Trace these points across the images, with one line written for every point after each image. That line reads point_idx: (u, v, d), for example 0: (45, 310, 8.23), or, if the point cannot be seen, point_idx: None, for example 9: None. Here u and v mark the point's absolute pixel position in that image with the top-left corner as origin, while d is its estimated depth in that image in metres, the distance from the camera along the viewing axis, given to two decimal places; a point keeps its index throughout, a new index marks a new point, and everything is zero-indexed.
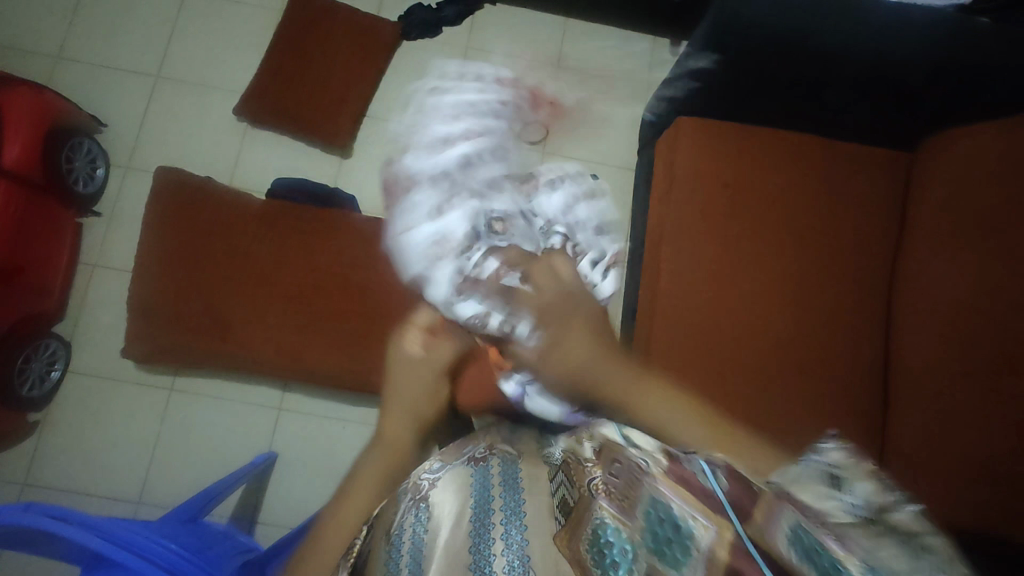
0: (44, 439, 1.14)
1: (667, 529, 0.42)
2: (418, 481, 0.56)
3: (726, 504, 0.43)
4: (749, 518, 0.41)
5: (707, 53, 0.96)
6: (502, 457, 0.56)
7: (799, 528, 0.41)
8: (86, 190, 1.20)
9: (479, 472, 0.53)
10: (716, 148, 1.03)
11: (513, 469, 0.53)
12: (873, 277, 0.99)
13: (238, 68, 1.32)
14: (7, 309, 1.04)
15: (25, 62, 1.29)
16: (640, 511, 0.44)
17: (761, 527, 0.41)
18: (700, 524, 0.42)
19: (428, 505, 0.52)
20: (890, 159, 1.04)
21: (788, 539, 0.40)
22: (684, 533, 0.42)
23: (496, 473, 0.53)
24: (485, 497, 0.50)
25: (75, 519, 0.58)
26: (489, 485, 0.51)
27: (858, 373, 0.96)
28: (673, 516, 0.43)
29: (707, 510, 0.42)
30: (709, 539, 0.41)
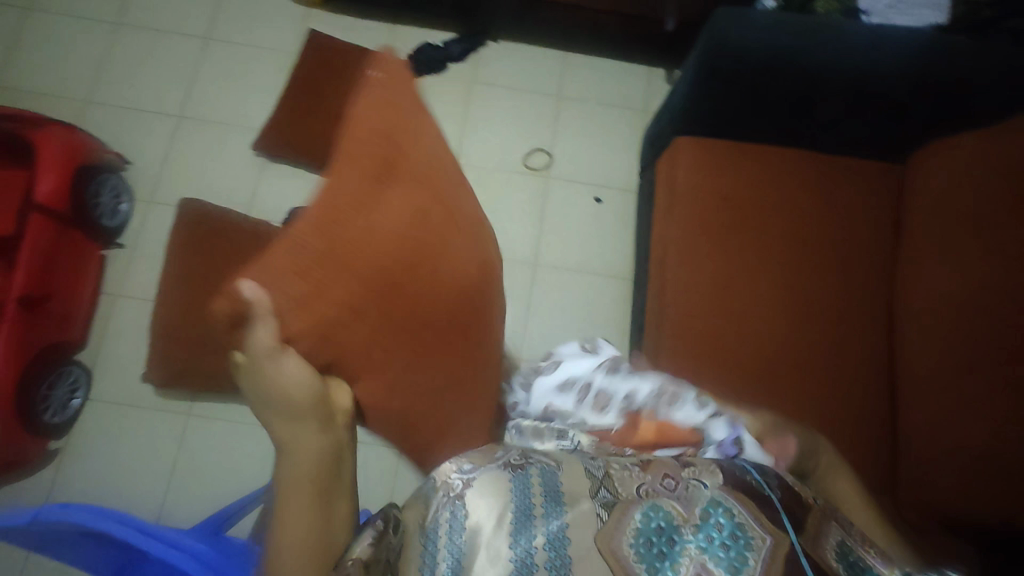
0: (64, 465, 1.15)
1: (724, 534, 0.44)
2: (449, 478, 0.53)
3: (781, 512, 0.47)
4: (802, 530, 0.46)
5: (700, 76, 1.02)
6: (542, 467, 0.52)
7: (844, 545, 0.47)
8: (110, 223, 1.25)
9: (517, 481, 0.50)
10: (712, 163, 1.08)
11: (557, 475, 0.51)
12: (872, 281, 1.02)
13: (256, 106, 1.39)
14: (34, 336, 1.08)
15: (57, 106, 1.36)
16: (698, 508, 0.46)
17: (813, 538, 0.46)
18: (756, 535, 0.44)
19: (462, 503, 0.49)
20: (880, 172, 1.09)
21: (835, 551, 0.46)
22: (742, 542, 0.43)
23: (535, 482, 0.50)
24: (526, 494, 0.49)
25: (134, 524, 0.60)
26: (528, 494, 0.49)
27: (862, 375, 0.97)
28: (733, 524, 0.45)
29: (767, 524, 0.45)
30: (767, 551, 0.43)
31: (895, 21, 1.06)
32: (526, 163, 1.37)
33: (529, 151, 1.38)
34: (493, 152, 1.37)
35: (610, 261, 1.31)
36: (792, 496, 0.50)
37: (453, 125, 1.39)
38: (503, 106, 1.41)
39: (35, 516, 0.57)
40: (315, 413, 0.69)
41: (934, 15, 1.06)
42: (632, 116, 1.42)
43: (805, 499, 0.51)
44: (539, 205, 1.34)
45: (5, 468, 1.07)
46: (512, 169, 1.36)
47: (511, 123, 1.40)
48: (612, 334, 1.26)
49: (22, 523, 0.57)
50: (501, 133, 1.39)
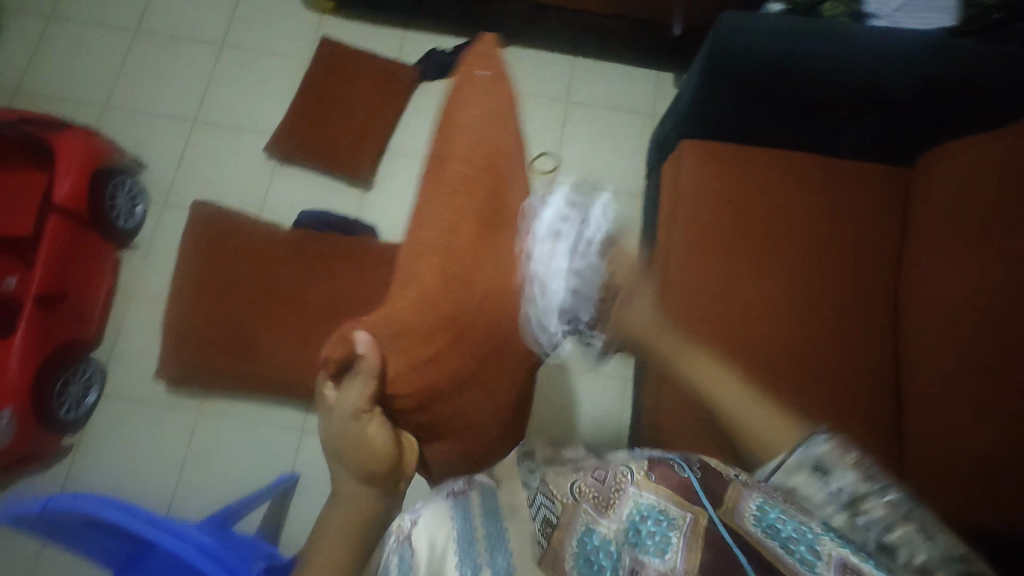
0: (77, 460, 1.18)
1: (652, 525, 0.50)
2: (402, 523, 0.59)
3: (700, 493, 0.53)
4: (720, 504, 0.52)
5: (705, 77, 1.01)
6: (480, 490, 0.63)
7: (762, 507, 0.52)
8: (126, 225, 1.28)
9: (456, 505, 0.60)
10: (715, 166, 1.08)
11: (493, 500, 0.61)
12: (877, 284, 1.01)
13: (268, 110, 1.42)
14: (51, 334, 1.10)
15: (77, 110, 1.40)
16: (624, 512, 0.52)
17: (730, 508, 0.52)
18: (679, 515, 0.51)
19: (413, 541, 0.56)
20: (886, 175, 1.08)
21: (752, 517, 0.51)
22: (665, 525, 0.50)
23: (474, 506, 0.60)
24: (467, 525, 0.57)
25: (141, 515, 0.62)
26: (468, 518, 0.58)
27: (868, 378, 0.96)
28: (655, 510, 0.51)
29: (684, 503, 0.52)
30: (687, 528, 0.50)
31: (902, 24, 1.06)
32: (534, 166, 1.38)
33: (537, 154, 1.39)
34: None
35: None
36: (711, 476, 0.55)
37: None
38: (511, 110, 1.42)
39: (45, 506, 0.58)
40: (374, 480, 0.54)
41: (943, 18, 1.05)
42: (639, 120, 1.42)
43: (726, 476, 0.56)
44: None
45: (21, 462, 1.10)
46: None
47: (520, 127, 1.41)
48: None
49: (32, 511, 0.58)
50: None
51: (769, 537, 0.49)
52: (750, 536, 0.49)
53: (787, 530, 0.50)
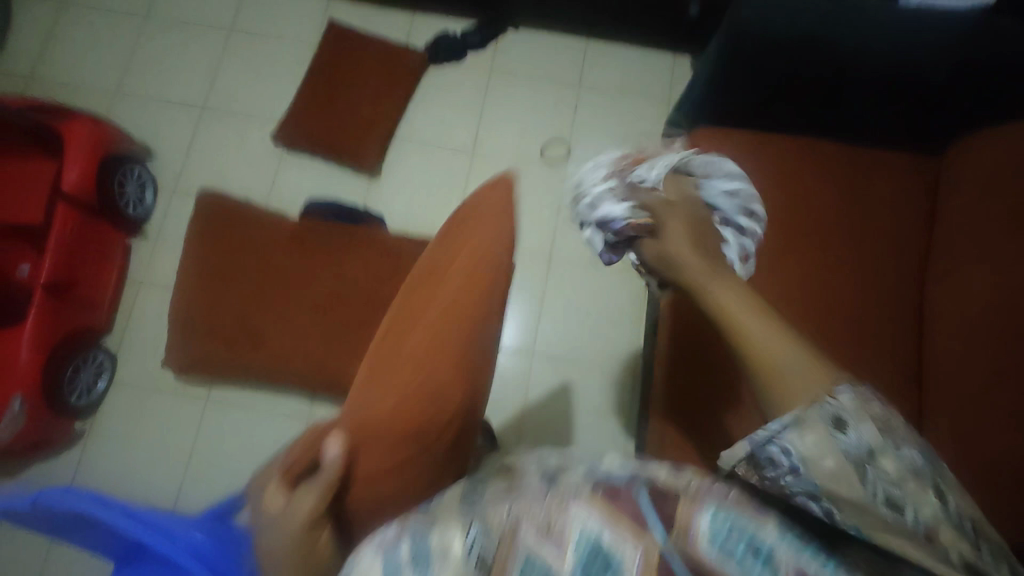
0: (90, 445, 1.20)
1: (597, 562, 0.38)
2: None
3: (653, 512, 0.41)
4: (673, 525, 0.41)
5: (719, 61, 0.96)
6: (412, 527, 0.42)
7: (719, 519, 0.41)
8: (135, 213, 1.28)
9: (380, 563, 0.40)
10: (730, 153, 1.02)
11: (423, 545, 0.41)
12: (904, 276, 0.95)
13: (276, 96, 1.40)
14: (61, 322, 1.11)
15: (87, 97, 1.40)
16: (570, 544, 0.39)
17: (683, 529, 0.41)
18: (628, 552, 0.39)
19: None
20: (915, 161, 1.02)
21: (706, 535, 0.40)
22: (614, 562, 0.38)
23: (399, 559, 0.40)
24: None
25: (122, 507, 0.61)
26: None
27: (895, 377, 0.89)
28: (603, 545, 0.39)
29: (636, 528, 0.40)
30: (639, 562, 0.39)
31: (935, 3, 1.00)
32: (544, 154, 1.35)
33: (548, 141, 1.35)
34: (511, 142, 1.35)
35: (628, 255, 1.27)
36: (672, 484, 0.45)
37: (471, 116, 1.37)
38: (521, 95, 1.38)
39: (38, 500, 0.60)
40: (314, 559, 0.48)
41: None
42: (654, 105, 1.38)
43: (685, 485, 0.45)
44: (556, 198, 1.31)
45: (35, 448, 1.12)
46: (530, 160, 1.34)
47: (530, 112, 1.37)
48: (623, 363, 1.21)
49: (26, 504, 0.60)
50: (519, 123, 1.37)
51: (739, 567, 0.39)
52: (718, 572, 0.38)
53: (756, 553, 0.40)
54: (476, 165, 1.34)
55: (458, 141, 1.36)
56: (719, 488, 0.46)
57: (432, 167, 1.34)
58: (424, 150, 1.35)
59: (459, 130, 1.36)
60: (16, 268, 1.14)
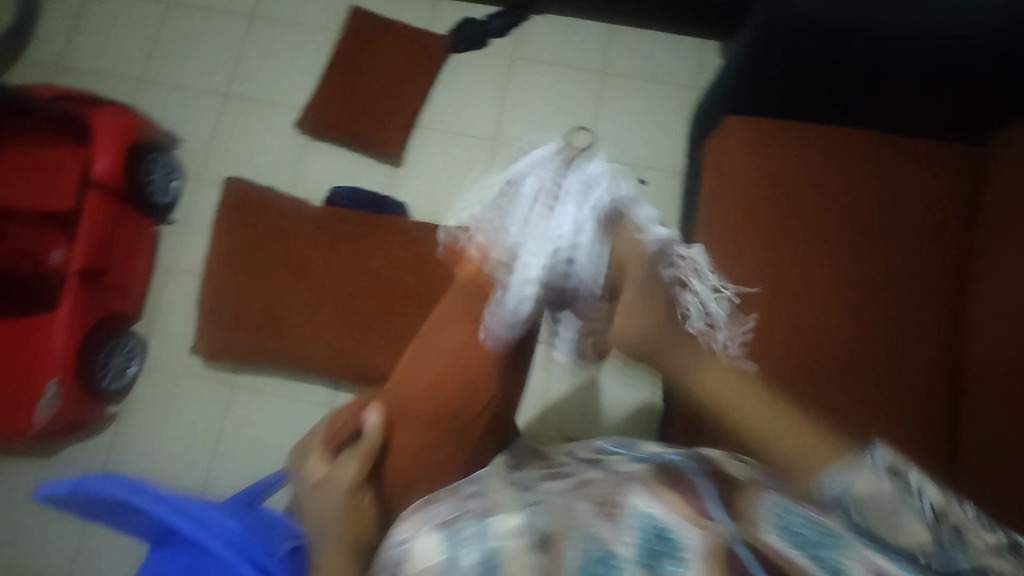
0: (121, 428, 1.23)
1: (659, 543, 0.39)
2: (393, 557, 0.51)
3: (715, 503, 0.43)
4: (740, 516, 0.42)
5: (754, 49, 0.94)
6: (476, 518, 0.49)
7: (785, 516, 0.43)
8: (163, 200, 1.29)
9: (448, 536, 0.48)
10: (762, 145, 1.01)
11: (484, 525, 0.47)
12: (940, 273, 0.94)
13: (299, 84, 1.40)
14: (93, 308, 1.13)
15: (113, 86, 1.42)
16: (629, 525, 0.41)
17: (749, 518, 0.42)
18: (690, 534, 0.39)
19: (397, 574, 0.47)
20: (956, 153, 0.99)
21: (773, 521, 0.42)
22: (674, 544, 0.38)
23: (466, 532, 0.47)
24: (453, 556, 0.45)
25: (151, 494, 0.64)
26: (455, 545, 0.46)
27: (925, 377, 0.90)
28: (663, 529, 0.40)
29: (696, 517, 0.41)
30: (702, 546, 0.38)
31: None
32: (568, 142, 1.33)
33: (571, 129, 1.33)
34: (535, 131, 1.34)
35: None
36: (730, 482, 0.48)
37: (494, 104, 1.36)
38: (544, 82, 1.36)
39: (76, 488, 0.62)
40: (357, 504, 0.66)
41: None
42: (681, 91, 1.35)
43: (745, 486, 0.48)
44: None
45: (70, 429, 1.16)
46: None
47: (554, 100, 1.35)
48: None
49: (65, 492, 0.62)
50: (542, 111, 1.35)
51: (795, 546, 0.39)
52: (776, 555, 0.38)
53: (817, 540, 0.40)
54: (499, 154, 1.33)
55: (481, 129, 1.34)
56: (777, 492, 0.48)
57: (454, 156, 1.33)
58: (446, 139, 1.34)
59: (482, 118, 1.35)
60: (50, 255, 1.18)
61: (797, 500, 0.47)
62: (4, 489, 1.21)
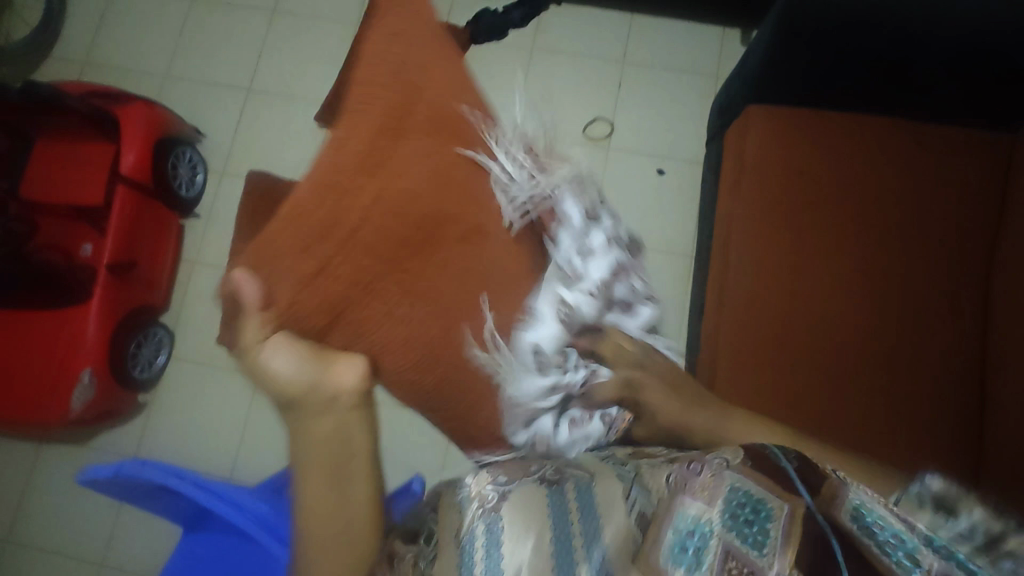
0: (151, 416, 1.27)
1: (746, 511, 0.40)
2: (481, 489, 0.44)
3: (798, 479, 0.40)
4: (819, 494, 0.40)
5: (777, 39, 0.93)
6: (575, 481, 0.45)
7: (858, 513, 0.38)
8: (188, 194, 1.32)
9: (551, 494, 0.44)
10: (784, 134, 1.00)
11: (591, 497, 0.43)
12: (965, 266, 0.93)
13: (319, 78, 1.41)
14: (123, 299, 1.17)
15: (139, 82, 1.44)
16: (719, 500, 0.40)
17: (829, 502, 0.39)
18: (776, 504, 0.39)
19: (498, 517, 0.42)
20: (984, 142, 0.97)
21: (850, 513, 0.38)
22: (762, 515, 0.39)
23: (570, 495, 0.43)
24: (563, 526, 0.41)
25: (189, 477, 0.70)
26: (565, 511, 0.42)
27: (952, 371, 0.90)
28: (752, 498, 0.40)
29: (778, 487, 0.40)
30: (787, 521, 0.39)
31: None
32: (587, 134, 1.32)
33: (590, 120, 1.33)
34: None
35: (670, 237, 1.26)
36: (812, 469, 0.42)
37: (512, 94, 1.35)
38: (563, 73, 1.36)
39: (118, 472, 0.67)
40: (321, 402, 0.47)
41: None
42: (701, 81, 1.34)
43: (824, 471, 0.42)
44: (598, 179, 1.30)
45: (102, 418, 1.19)
46: (572, 141, 1.32)
47: (572, 91, 1.35)
48: None
49: (108, 477, 0.68)
50: (561, 102, 1.34)
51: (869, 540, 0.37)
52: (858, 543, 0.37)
53: (895, 550, 0.37)
54: None
55: None
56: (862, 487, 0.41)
57: None
58: None
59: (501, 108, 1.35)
60: (80, 247, 1.18)
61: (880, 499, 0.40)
62: (40, 474, 1.25)
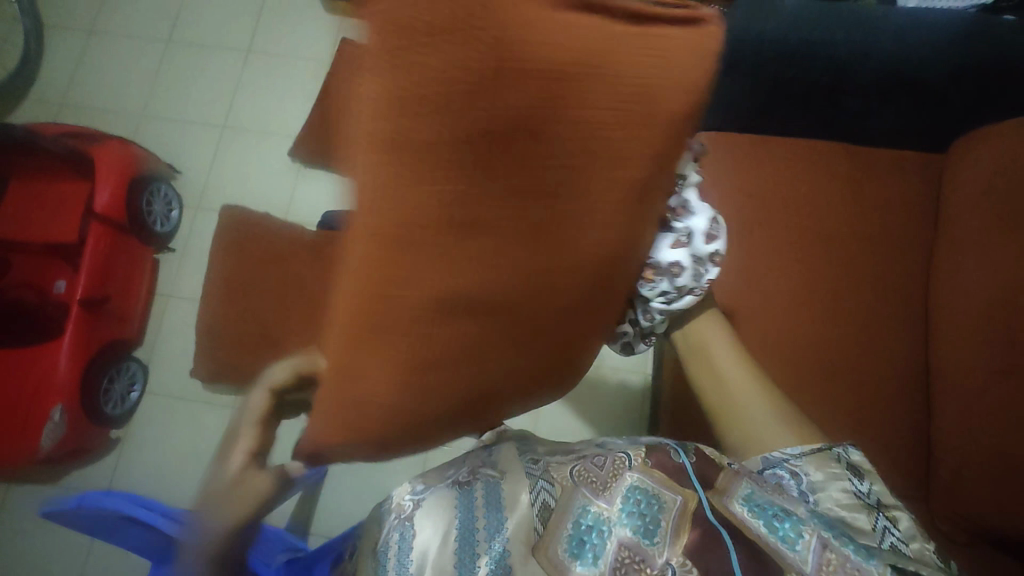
0: (124, 451, 1.27)
1: (641, 505, 0.53)
2: (402, 502, 0.63)
3: (692, 476, 0.54)
4: (712, 488, 0.53)
5: (722, 69, 0.99)
6: (485, 480, 0.61)
7: (748, 495, 0.53)
8: (163, 230, 1.34)
9: (463, 494, 0.60)
10: (734, 158, 1.05)
11: (497, 490, 0.59)
12: (905, 278, 0.99)
13: (293, 114, 1.46)
14: (95, 335, 1.17)
15: (114, 121, 1.48)
16: (619, 496, 0.54)
17: (721, 491, 0.53)
18: (669, 498, 0.53)
19: (411, 522, 0.59)
20: (918, 162, 1.04)
21: (741, 498, 0.52)
22: (656, 506, 0.52)
23: (478, 495, 0.59)
24: (470, 518, 0.57)
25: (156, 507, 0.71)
26: (470, 511, 0.57)
27: (897, 378, 0.95)
28: (647, 494, 0.53)
29: (675, 485, 0.54)
30: (676, 511, 0.52)
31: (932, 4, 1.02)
32: None
33: None
34: None
35: None
36: (706, 462, 0.57)
37: None
38: None
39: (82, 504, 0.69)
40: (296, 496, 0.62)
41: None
42: None
43: (721, 464, 0.57)
44: None
45: (73, 455, 1.19)
46: None
47: None
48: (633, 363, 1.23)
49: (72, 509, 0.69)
50: None
51: (756, 516, 0.50)
52: (735, 516, 0.50)
53: (773, 516, 0.50)
54: None
55: None
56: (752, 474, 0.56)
57: None
58: None
59: None
60: (52, 284, 1.19)
61: (767, 484, 0.55)
62: (9, 514, 1.24)
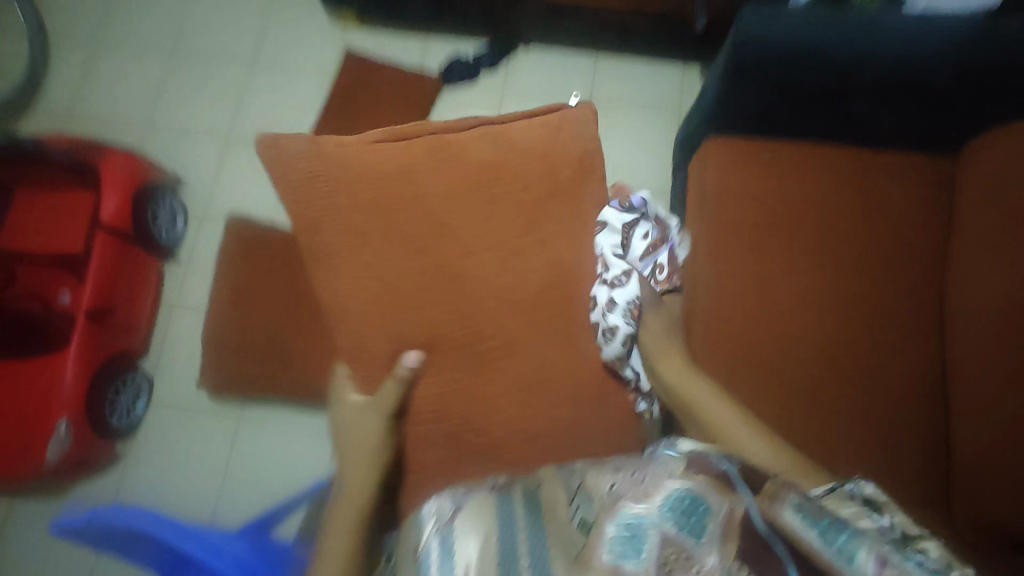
0: (130, 463, 1.26)
1: (687, 510, 0.50)
2: (442, 508, 0.59)
3: (739, 483, 0.53)
4: (761, 494, 0.51)
5: (728, 74, 0.98)
6: (523, 489, 0.61)
7: (799, 506, 0.50)
8: (168, 240, 1.34)
9: (502, 504, 0.58)
10: (742, 163, 1.05)
11: (536, 506, 0.57)
12: (919, 281, 0.98)
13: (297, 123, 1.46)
14: (101, 346, 1.16)
15: (119, 132, 1.48)
16: (660, 496, 0.52)
17: (770, 501, 0.51)
18: (715, 503, 0.51)
19: (449, 529, 0.56)
20: (927, 165, 1.04)
21: (792, 507, 0.49)
22: (703, 509, 0.51)
23: (517, 508, 0.57)
24: (510, 532, 0.54)
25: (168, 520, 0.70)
26: (511, 524, 0.54)
27: (913, 382, 0.94)
28: (690, 495, 0.52)
29: (723, 494, 0.52)
30: (723, 515, 0.50)
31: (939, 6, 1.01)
32: None
33: None
34: None
35: None
36: (754, 473, 0.55)
37: None
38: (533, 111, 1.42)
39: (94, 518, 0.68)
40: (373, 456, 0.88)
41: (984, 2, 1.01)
42: (664, 114, 1.40)
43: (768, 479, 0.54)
44: None
45: (79, 468, 1.18)
46: None
47: None
48: None
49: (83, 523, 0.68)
50: None
51: (809, 525, 0.47)
52: (789, 525, 0.48)
53: (827, 524, 0.48)
54: None
55: None
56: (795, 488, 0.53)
57: None
58: None
59: None
60: (56, 296, 1.18)
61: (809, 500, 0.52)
62: (13, 527, 1.22)
